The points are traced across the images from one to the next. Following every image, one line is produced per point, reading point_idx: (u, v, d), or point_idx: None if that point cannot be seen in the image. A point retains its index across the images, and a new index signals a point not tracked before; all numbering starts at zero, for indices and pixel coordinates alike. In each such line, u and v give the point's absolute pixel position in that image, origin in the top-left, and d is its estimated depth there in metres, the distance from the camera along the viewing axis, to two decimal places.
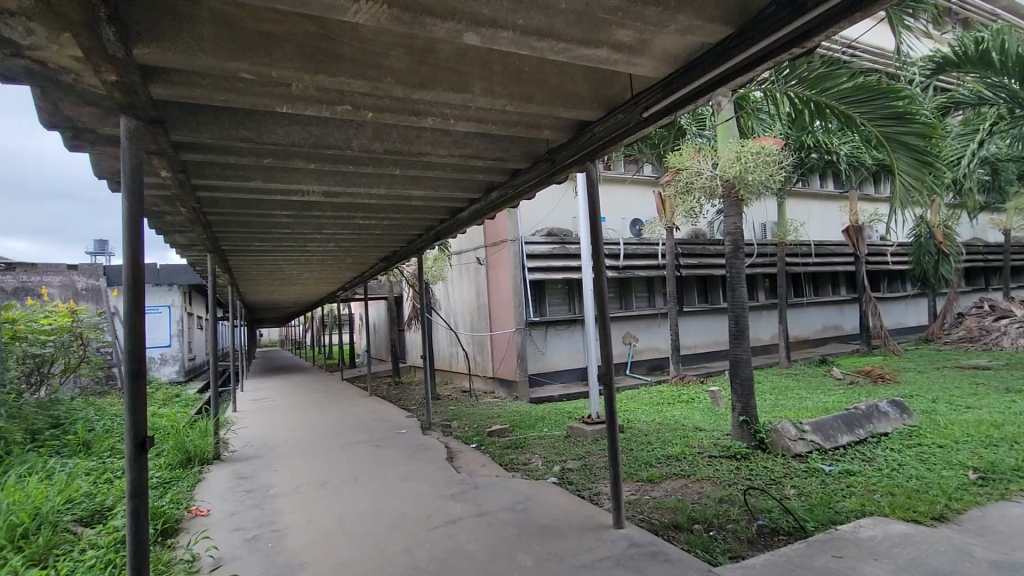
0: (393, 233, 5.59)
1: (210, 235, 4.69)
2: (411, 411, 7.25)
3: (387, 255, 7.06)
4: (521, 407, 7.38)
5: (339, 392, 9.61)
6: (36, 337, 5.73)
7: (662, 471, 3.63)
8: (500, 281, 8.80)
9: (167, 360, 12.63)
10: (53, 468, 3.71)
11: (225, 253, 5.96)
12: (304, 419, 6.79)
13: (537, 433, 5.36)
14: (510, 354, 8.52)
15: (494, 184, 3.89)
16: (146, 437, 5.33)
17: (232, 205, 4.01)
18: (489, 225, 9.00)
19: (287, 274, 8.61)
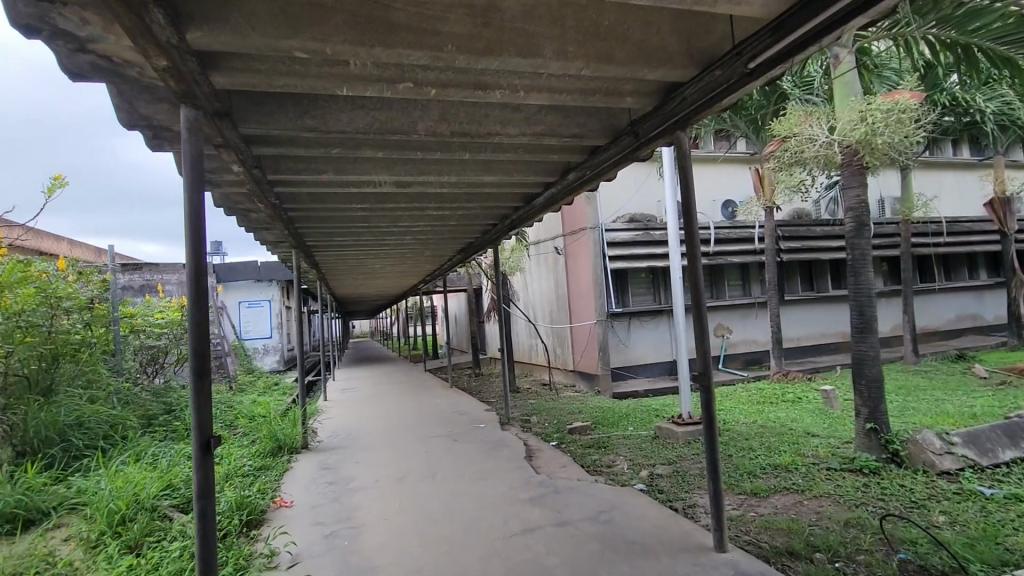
0: (468, 224, 5.46)
1: (293, 231, 4.82)
2: (490, 405, 7.17)
3: (465, 247, 6.99)
4: (603, 403, 7.04)
5: (421, 383, 9.78)
6: (152, 331, 6.29)
7: (769, 484, 3.17)
8: (578, 271, 8.46)
9: (269, 351, 13.76)
10: (159, 454, 3.98)
11: (310, 249, 6.15)
12: (387, 410, 6.92)
13: (623, 432, 5.02)
14: (591, 347, 8.18)
15: (570, 166, 3.59)
16: (243, 426, 5.65)
17: (309, 200, 4.04)
18: (567, 213, 8.68)
19: (370, 268, 8.86)
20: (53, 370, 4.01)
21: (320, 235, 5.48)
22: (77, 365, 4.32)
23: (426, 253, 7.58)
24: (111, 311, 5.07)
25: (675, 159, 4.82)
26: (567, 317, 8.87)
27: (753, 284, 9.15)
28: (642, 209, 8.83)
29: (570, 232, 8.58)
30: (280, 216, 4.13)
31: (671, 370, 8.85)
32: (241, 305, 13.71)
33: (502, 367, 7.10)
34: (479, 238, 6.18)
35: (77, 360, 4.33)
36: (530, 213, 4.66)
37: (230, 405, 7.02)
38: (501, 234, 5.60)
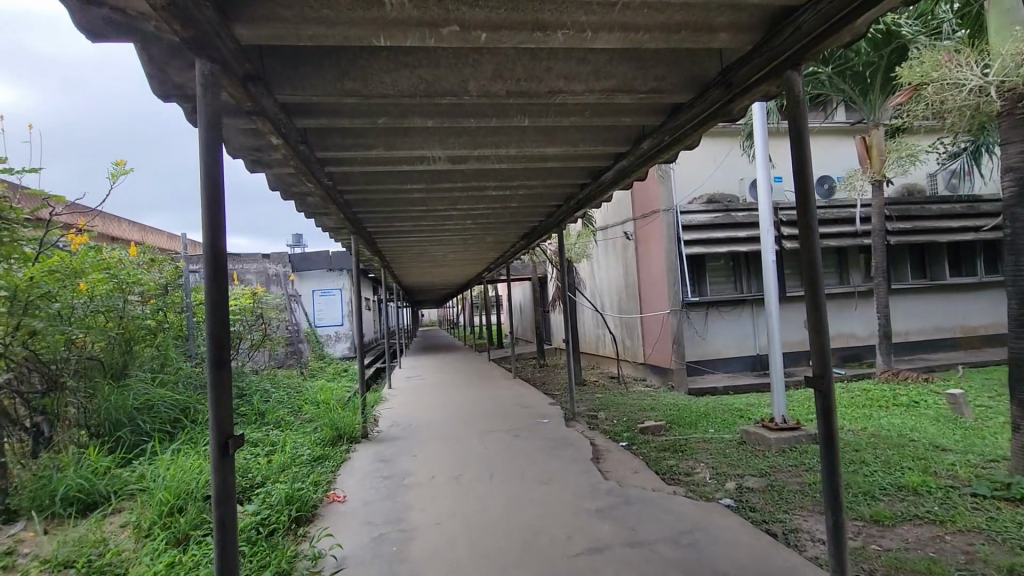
0: (531, 206, 5.09)
1: (351, 216, 4.69)
2: (555, 398, 6.83)
3: (528, 232, 6.64)
4: (678, 400, 6.49)
5: (485, 372, 9.61)
6: None
7: (894, 511, 2.60)
8: (649, 257, 7.86)
9: (342, 338, 14.26)
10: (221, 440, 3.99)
11: (372, 235, 6.06)
12: (450, 400, 6.77)
13: (702, 434, 4.50)
14: (663, 339, 7.60)
15: (646, 132, 3.13)
16: (308, 412, 5.69)
17: (363, 181, 3.86)
18: (638, 195, 8.10)
19: (434, 256, 8.75)
20: (127, 354, 4.13)
21: (379, 220, 5.34)
22: (150, 349, 4.44)
23: (489, 240, 7.33)
24: (184, 298, 5.23)
25: (769, 123, 4.19)
26: (637, 307, 8.33)
27: (852, 272, 8.14)
28: (722, 188, 8.08)
29: (642, 215, 8.00)
30: (334, 199, 3.99)
31: (753, 366, 8.19)
32: (315, 293, 14.25)
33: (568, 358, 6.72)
34: (543, 222, 5.81)
35: (150, 344, 4.46)
36: (599, 190, 4.22)
37: (298, 390, 7.17)
38: (567, 216, 5.20)
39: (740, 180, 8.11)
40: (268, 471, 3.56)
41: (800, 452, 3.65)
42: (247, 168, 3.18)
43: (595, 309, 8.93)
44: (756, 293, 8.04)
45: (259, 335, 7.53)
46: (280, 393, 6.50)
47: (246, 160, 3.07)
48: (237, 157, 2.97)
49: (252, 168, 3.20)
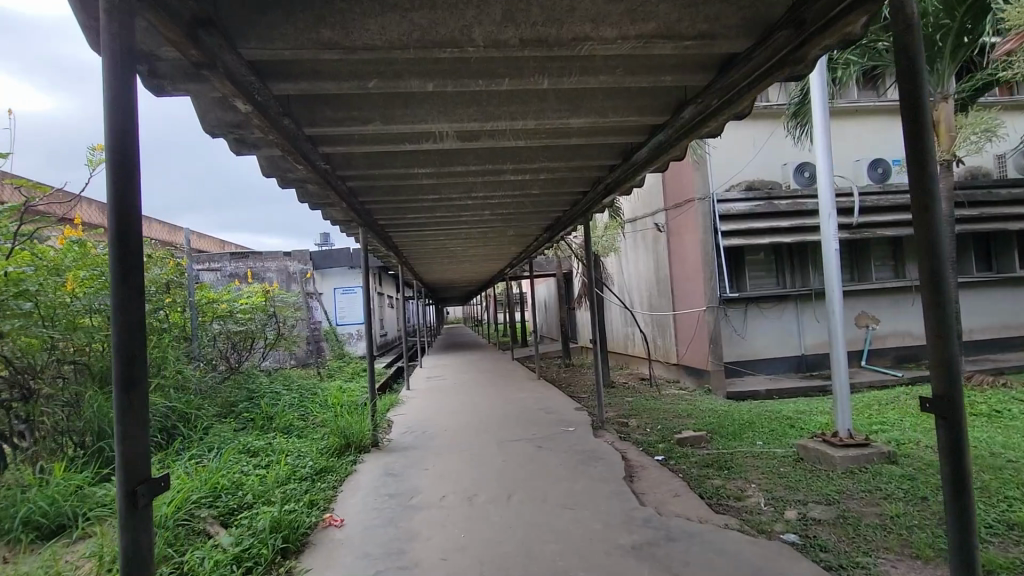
0: (552, 193, 4.64)
1: (357, 206, 4.32)
2: (581, 401, 6.36)
3: (552, 224, 6.18)
4: (716, 406, 5.93)
5: (507, 373, 9.18)
6: (236, 317, 6.27)
7: (1013, 559, 2.06)
8: (683, 250, 7.29)
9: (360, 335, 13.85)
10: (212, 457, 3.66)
11: (384, 228, 5.70)
12: (469, 403, 6.36)
13: (749, 448, 3.97)
14: (699, 339, 7.02)
15: (686, 98, 2.68)
16: (316, 418, 5.34)
17: (364, 163, 3.46)
18: (670, 183, 7.54)
19: (454, 252, 8.36)
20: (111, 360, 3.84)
21: (390, 211, 4.97)
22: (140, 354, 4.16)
23: (509, 233, 6.89)
24: (184, 297, 4.94)
25: (827, 91, 3.63)
26: (669, 304, 7.77)
27: (907, 264, 7.66)
28: (762, 174, 7.46)
29: (675, 205, 7.44)
30: (333, 187, 3.61)
31: (797, 367, 7.60)
32: (337, 292, 14.11)
33: (596, 358, 6.25)
34: (567, 212, 5.35)
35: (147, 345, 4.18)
36: (630, 172, 3.74)
37: (312, 391, 6.89)
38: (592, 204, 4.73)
39: (782, 165, 7.47)
40: (261, 486, 3.20)
41: (871, 474, 3.10)
42: (231, 150, 2.82)
43: (624, 306, 8.40)
44: (800, 288, 7.43)
45: (270, 332, 7.19)
46: (291, 395, 6.21)
47: (227, 139, 2.72)
48: (215, 134, 2.61)
49: (236, 150, 2.84)
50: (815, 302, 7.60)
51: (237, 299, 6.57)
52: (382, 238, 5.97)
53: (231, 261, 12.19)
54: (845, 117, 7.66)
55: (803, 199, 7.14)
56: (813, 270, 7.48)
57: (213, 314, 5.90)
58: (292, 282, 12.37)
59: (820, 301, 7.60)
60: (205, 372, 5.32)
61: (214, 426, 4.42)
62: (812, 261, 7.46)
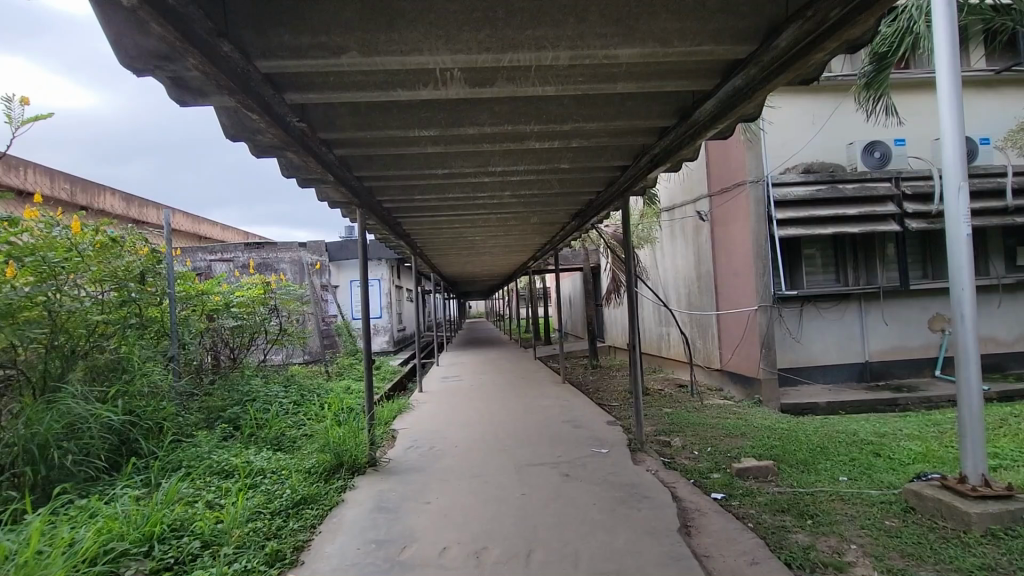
0: (586, 168, 3.88)
1: (352, 183, 3.66)
2: (612, 412, 5.62)
3: (582, 210, 5.39)
4: (772, 422, 5.10)
5: (529, 374, 8.45)
6: (232, 311, 5.73)
7: None
8: (729, 242, 6.44)
9: (380, 331, 13.47)
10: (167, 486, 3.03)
11: (391, 213, 5.02)
12: (485, 411, 5.69)
13: (832, 487, 3.16)
14: (747, 343, 6.16)
15: (786, 18, 2.00)
16: (309, 428, 4.69)
17: (357, 122, 2.89)
18: (715, 166, 6.68)
19: (475, 242, 7.68)
20: (43, 368, 3.29)
21: (395, 192, 4.30)
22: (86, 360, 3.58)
23: (533, 222, 6.16)
24: (162, 289, 4.34)
25: (955, 30, 2.66)
26: (712, 303, 6.94)
27: (994, 260, 6.63)
28: (824, 156, 6.55)
29: (720, 191, 6.59)
30: (316, 153, 2.94)
31: (859, 377, 6.67)
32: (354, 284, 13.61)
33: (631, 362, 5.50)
34: (601, 194, 4.55)
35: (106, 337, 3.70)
36: (690, 134, 2.98)
37: (313, 392, 6.27)
38: (634, 182, 3.92)
39: (847, 145, 6.53)
40: (215, 526, 2.55)
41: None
42: (170, 97, 2.17)
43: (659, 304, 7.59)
44: (866, 286, 6.49)
45: (272, 329, 6.62)
46: (289, 397, 5.62)
47: (160, 79, 2.06)
48: (140, 70, 1.95)
49: (177, 97, 2.19)
50: (882, 302, 6.65)
51: (235, 290, 6.03)
52: (389, 225, 5.30)
53: (245, 252, 11.79)
54: (921, 90, 6.65)
55: (872, 184, 6.20)
56: (881, 266, 6.53)
57: (219, 308, 5.43)
58: (307, 274, 11.93)
59: (888, 301, 6.65)
60: (187, 375, 4.73)
61: (186, 442, 3.81)
62: (881, 255, 6.51)
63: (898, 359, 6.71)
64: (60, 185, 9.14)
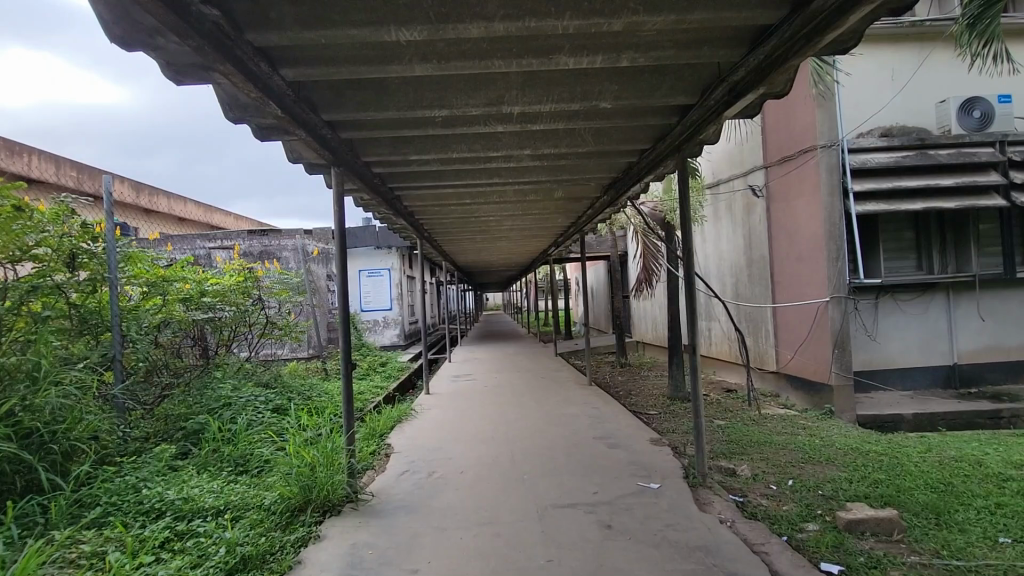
0: (634, 109, 2.88)
1: (322, 132, 2.76)
2: (653, 424, 4.68)
3: (617, 177, 4.41)
4: (856, 440, 4.10)
5: (550, 372, 7.54)
6: (207, 300, 5.10)
7: None
8: (791, 220, 5.40)
9: (389, 324, 12.77)
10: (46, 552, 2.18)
11: (385, 181, 4.12)
12: (501, 419, 4.81)
13: (1000, 561, 2.19)
14: (813, 341, 5.13)
15: None
16: (284, 443, 3.86)
17: (303, 15, 1.94)
18: (773, 132, 5.65)
19: (490, 225, 6.78)
20: None
21: (386, 151, 3.38)
22: None
23: (557, 198, 5.21)
24: (103, 274, 3.59)
25: None
26: (766, 293, 5.90)
27: None
28: (908, 117, 5.47)
29: (779, 160, 5.55)
30: (248, 68, 2.01)
31: (946, 383, 5.60)
32: (363, 274, 12.84)
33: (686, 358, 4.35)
34: (648, 151, 3.55)
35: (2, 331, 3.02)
36: (807, 36, 1.98)
37: (300, 395, 5.46)
38: (700, 128, 2.89)
39: (938, 104, 5.44)
40: None
41: None
42: None
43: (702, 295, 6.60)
44: (957, 274, 5.47)
45: (257, 321, 5.82)
46: (270, 402, 4.82)
47: None
48: None
49: None
50: (974, 293, 5.58)
51: (211, 276, 5.38)
52: (385, 199, 4.41)
53: (247, 239, 11.12)
54: None
55: (971, 149, 5.12)
56: (977, 250, 5.49)
57: (177, 299, 4.62)
58: (313, 263, 11.12)
59: (981, 292, 5.57)
60: (137, 380, 3.93)
61: (109, 475, 2.98)
62: (974, 237, 5.49)
63: (993, 362, 5.62)
64: (71, 172, 8.41)
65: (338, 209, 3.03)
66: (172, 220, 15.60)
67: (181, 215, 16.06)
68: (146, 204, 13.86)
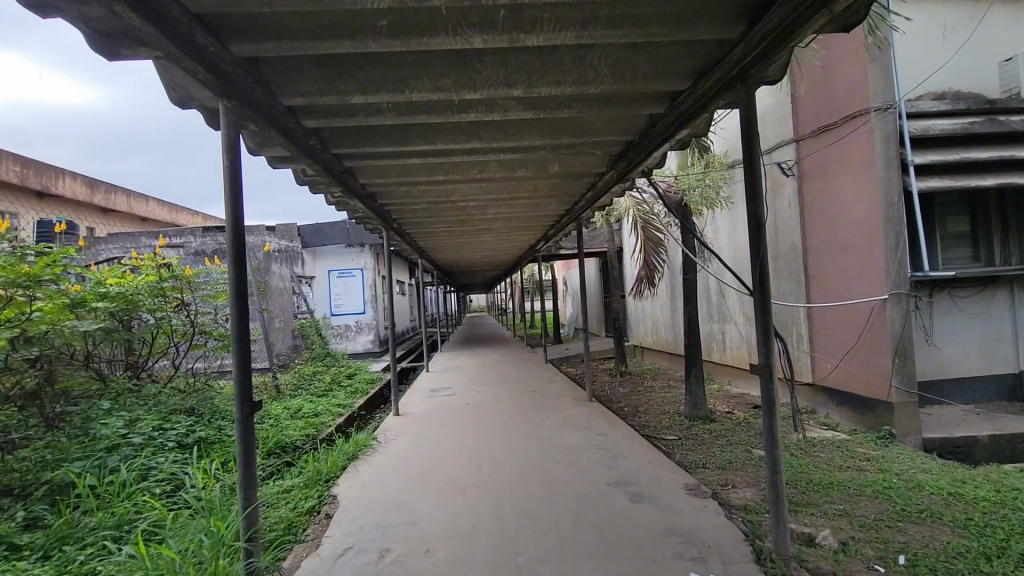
0: (677, 8, 1.91)
1: (191, 36, 1.74)
2: (678, 457, 3.71)
3: (632, 141, 3.42)
4: (943, 478, 3.18)
5: (542, 385, 6.53)
6: (104, 308, 3.99)
7: None
8: (833, 202, 4.49)
9: (363, 329, 11.64)
10: None
11: (325, 144, 3.09)
12: (484, 452, 3.80)
13: None
14: (864, 347, 4.23)
15: None
16: (184, 506, 2.79)
17: None
18: (808, 100, 4.73)
19: (470, 214, 5.75)
20: None
21: (313, 89, 2.36)
22: None
23: (551, 175, 4.22)
24: None
25: None
26: (799, 290, 4.98)
27: None
28: (969, 79, 4.61)
29: (815, 131, 4.64)
30: None
31: (1011, 395, 4.75)
32: (333, 274, 11.68)
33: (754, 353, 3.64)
34: (685, 95, 2.59)
35: None
36: None
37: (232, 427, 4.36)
38: (804, 19, 1.80)
39: (1003, 64, 4.62)
40: None
41: None
42: None
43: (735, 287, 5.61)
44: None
45: (184, 334, 4.79)
46: (184, 439, 3.72)
47: None
48: None
49: None
50: None
51: (115, 276, 4.26)
52: (331, 172, 3.39)
53: (200, 236, 9.98)
54: None
55: None
56: None
57: (56, 309, 3.51)
58: (271, 263, 10.00)
59: None
60: None
61: None
62: None
63: None
64: None
65: (230, 164, 1.99)
66: (134, 220, 14.46)
67: (143, 215, 14.87)
68: (103, 203, 12.76)
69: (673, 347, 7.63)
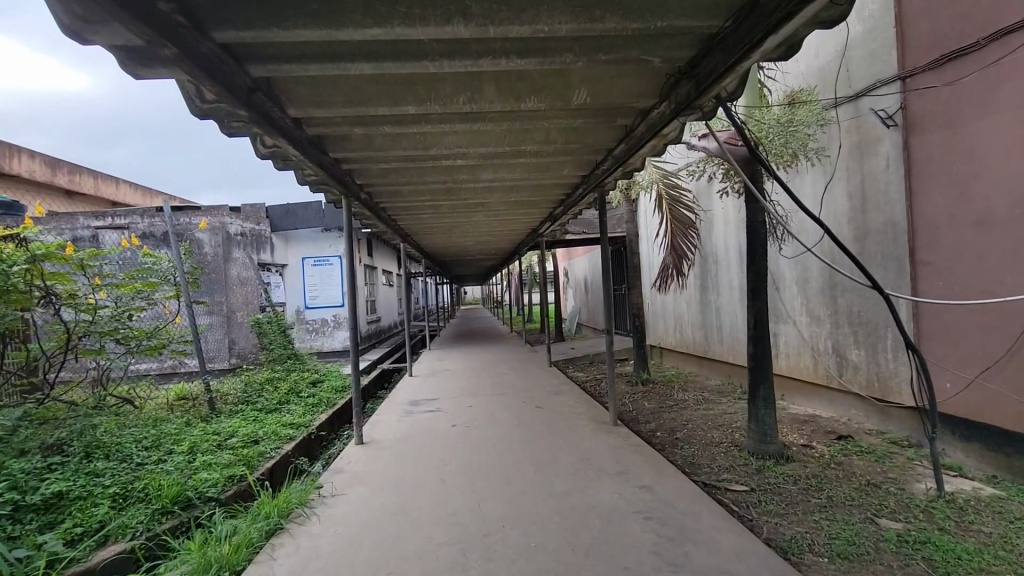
0: None
1: None
2: (770, 532, 2.44)
3: (716, 33, 2.11)
4: None
5: (549, 397, 5.23)
6: None
7: None
8: (966, 157, 3.21)
9: (343, 324, 10.34)
10: None
11: (197, 21, 1.79)
12: (475, 523, 2.49)
13: None
14: (1021, 361, 2.97)
15: None
16: None
17: None
18: (924, 20, 3.43)
19: (462, 181, 4.45)
20: None
21: None
22: None
23: (571, 110, 2.91)
24: None
25: None
26: (900, 281, 3.69)
27: None
28: None
29: (936, 61, 3.34)
30: None
31: None
32: (308, 262, 10.27)
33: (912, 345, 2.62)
34: None
35: None
36: None
37: (114, 477, 3.06)
38: None
39: None
40: None
41: None
42: None
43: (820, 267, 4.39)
44: None
45: (47, 326, 3.69)
46: None
47: None
48: None
49: None
50: None
51: None
52: (227, 85, 2.06)
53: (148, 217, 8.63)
54: None
55: None
56: None
57: None
58: (232, 248, 8.65)
59: None
60: None
61: None
62: None
63: None
64: None
65: None
66: (103, 204, 13.01)
67: (117, 196, 13.59)
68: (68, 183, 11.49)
69: (703, 349, 6.37)
